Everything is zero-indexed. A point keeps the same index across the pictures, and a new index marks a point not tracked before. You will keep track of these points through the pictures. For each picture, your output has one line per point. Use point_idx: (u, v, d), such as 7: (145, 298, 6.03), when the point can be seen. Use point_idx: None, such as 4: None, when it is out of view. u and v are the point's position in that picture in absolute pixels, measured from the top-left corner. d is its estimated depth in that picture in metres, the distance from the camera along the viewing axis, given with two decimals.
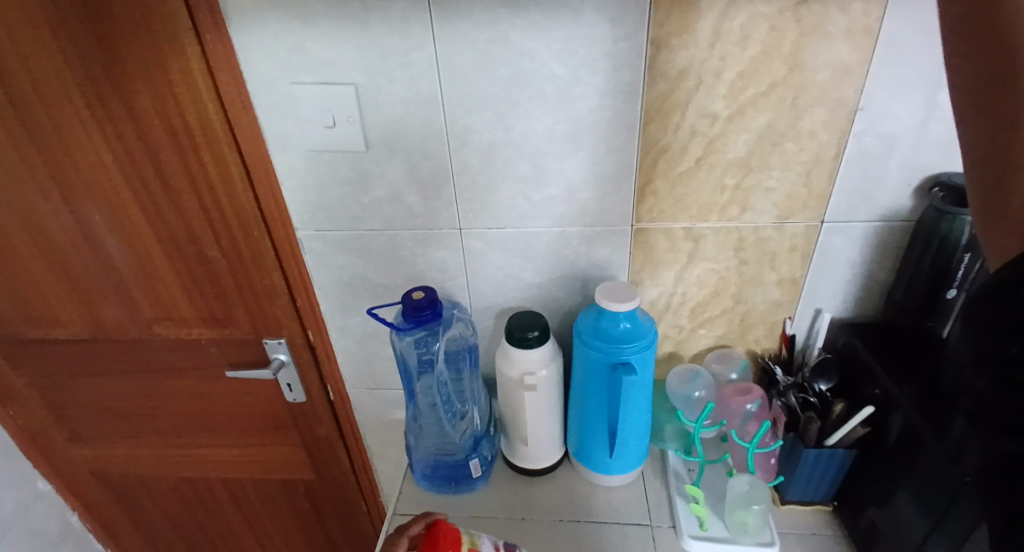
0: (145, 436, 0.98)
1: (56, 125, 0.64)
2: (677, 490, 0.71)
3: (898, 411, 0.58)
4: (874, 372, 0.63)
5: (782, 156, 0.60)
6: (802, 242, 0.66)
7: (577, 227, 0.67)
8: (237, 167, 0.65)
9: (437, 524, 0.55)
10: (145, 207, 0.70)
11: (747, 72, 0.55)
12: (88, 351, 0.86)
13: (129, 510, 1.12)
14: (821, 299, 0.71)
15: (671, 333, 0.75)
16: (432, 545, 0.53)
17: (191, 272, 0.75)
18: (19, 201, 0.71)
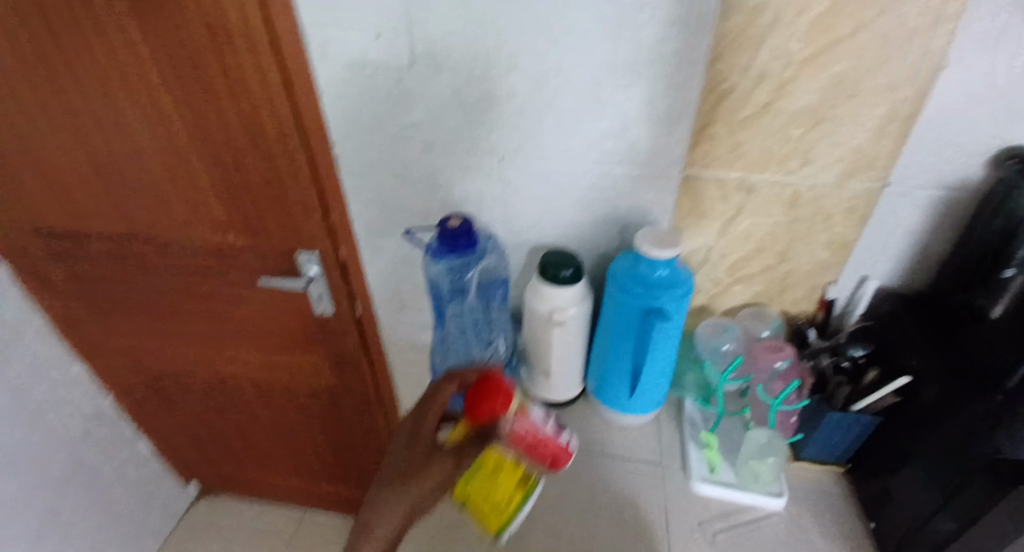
0: (180, 336, 1.03)
1: (90, 17, 0.61)
2: (693, 436, 0.73)
3: (935, 387, 0.57)
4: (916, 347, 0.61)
5: (854, 109, 0.55)
6: (860, 203, 0.62)
7: (623, 167, 0.64)
8: (274, 75, 0.62)
9: (492, 379, 0.58)
10: (182, 108, 0.68)
11: (830, 10, 0.49)
12: (126, 250, 0.89)
13: (163, 401, 1.20)
14: (868, 266, 0.68)
15: (706, 286, 0.73)
16: (485, 400, 0.56)
17: (227, 180, 0.75)
18: (56, 93, 0.70)
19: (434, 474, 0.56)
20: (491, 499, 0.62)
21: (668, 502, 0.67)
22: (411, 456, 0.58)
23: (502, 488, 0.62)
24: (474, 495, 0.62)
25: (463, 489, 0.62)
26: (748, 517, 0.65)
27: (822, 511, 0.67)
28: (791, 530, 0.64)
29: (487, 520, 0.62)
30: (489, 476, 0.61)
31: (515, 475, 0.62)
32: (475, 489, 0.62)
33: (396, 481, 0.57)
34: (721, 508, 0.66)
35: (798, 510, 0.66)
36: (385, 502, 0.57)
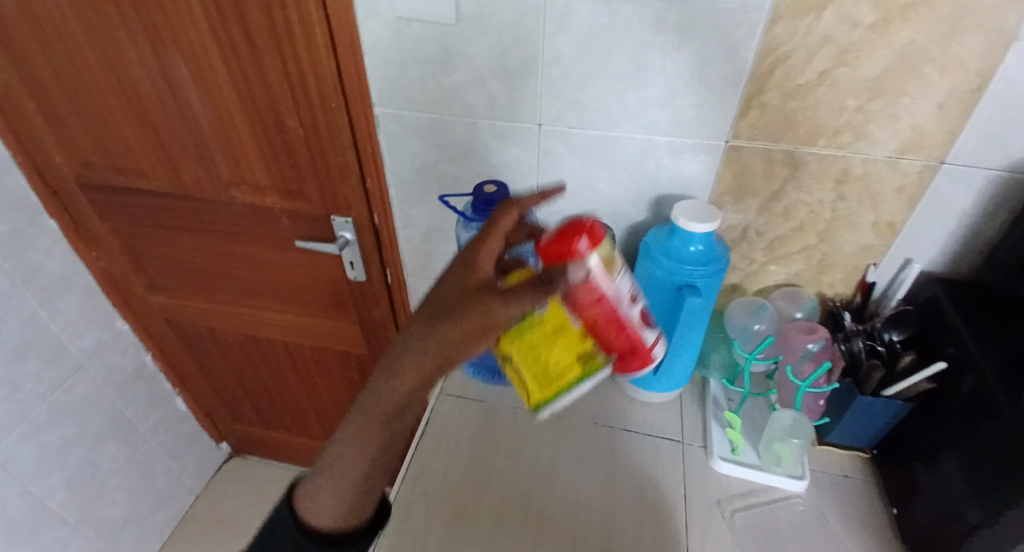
0: (216, 295, 1.06)
1: None
2: (715, 415, 0.72)
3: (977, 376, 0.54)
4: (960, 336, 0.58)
5: (918, 81, 0.53)
6: (912, 183, 0.60)
7: (666, 137, 0.63)
8: (321, 31, 0.63)
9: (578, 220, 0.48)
10: (228, 62, 0.69)
11: None
12: (169, 207, 0.91)
13: (198, 358, 1.24)
14: (913, 249, 0.66)
15: (740, 265, 0.72)
16: (561, 239, 0.47)
17: (270, 139, 0.77)
18: (108, 46, 0.72)
19: (474, 318, 0.48)
20: (543, 361, 0.53)
21: (687, 479, 0.67)
22: (452, 300, 0.49)
23: (557, 355, 0.52)
24: (522, 355, 0.53)
25: (510, 345, 0.54)
26: (768, 498, 0.65)
27: (844, 496, 0.66)
28: (812, 513, 0.64)
29: (531, 386, 0.55)
30: (547, 336, 0.52)
31: (578, 344, 0.51)
32: (523, 349, 0.53)
33: (424, 322, 0.48)
34: (741, 487, 0.66)
35: (820, 494, 0.66)
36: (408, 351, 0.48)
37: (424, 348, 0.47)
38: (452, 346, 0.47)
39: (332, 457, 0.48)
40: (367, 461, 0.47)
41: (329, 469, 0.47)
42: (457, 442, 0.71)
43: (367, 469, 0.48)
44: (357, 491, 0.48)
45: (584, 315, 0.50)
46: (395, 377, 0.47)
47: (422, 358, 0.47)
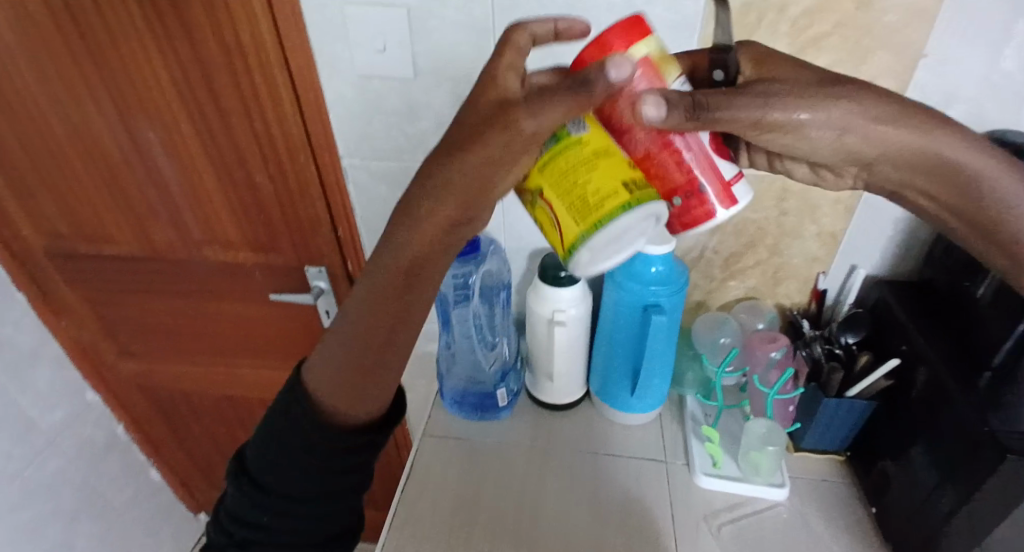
0: (190, 356, 1.04)
1: (113, 39, 0.65)
2: (694, 431, 0.74)
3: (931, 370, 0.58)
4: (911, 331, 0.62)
5: None
6: (847, 194, 0.65)
7: None
8: (287, 91, 0.68)
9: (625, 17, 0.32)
10: (196, 125, 0.72)
11: (813, 10, 0.53)
12: (139, 270, 0.91)
13: (173, 423, 1.21)
14: (857, 255, 0.71)
15: (701, 283, 0.76)
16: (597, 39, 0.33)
17: (239, 196, 0.79)
18: (76, 117, 0.74)
19: (509, 136, 0.32)
20: (570, 194, 0.33)
21: (673, 498, 0.67)
22: (473, 119, 0.33)
23: (596, 183, 0.33)
24: (552, 186, 0.35)
25: (538, 174, 0.35)
26: (752, 510, 0.66)
27: (825, 500, 0.67)
28: (795, 520, 0.65)
29: (568, 229, 0.34)
30: (585, 160, 0.33)
31: (620, 167, 0.33)
32: (555, 175, 0.34)
33: (444, 156, 0.32)
34: (726, 501, 0.67)
35: (801, 501, 0.67)
36: (430, 179, 0.32)
37: (449, 182, 0.32)
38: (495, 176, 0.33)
39: (325, 355, 0.34)
40: (371, 355, 0.33)
41: (324, 363, 0.34)
42: (442, 483, 0.71)
43: (367, 371, 0.34)
44: (363, 390, 0.34)
45: (634, 141, 0.35)
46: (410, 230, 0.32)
47: (450, 197, 0.32)
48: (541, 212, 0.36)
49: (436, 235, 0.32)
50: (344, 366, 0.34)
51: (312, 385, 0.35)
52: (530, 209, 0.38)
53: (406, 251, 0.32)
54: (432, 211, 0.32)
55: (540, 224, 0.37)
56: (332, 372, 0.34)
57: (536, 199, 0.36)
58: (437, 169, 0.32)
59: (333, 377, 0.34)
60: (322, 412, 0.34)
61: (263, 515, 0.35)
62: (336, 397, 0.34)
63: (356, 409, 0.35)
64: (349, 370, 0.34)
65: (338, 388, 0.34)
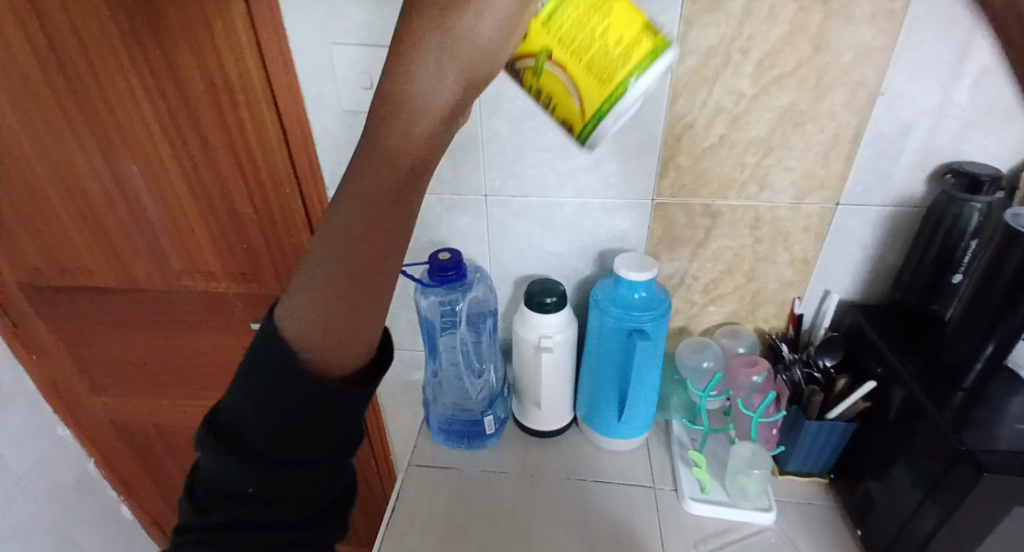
0: (168, 390, 1.02)
1: (97, 75, 0.66)
2: (681, 456, 0.74)
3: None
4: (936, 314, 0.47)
5: (802, 136, 0.62)
6: (816, 221, 0.68)
7: (598, 199, 0.69)
8: (273, 125, 0.69)
9: None
10: (180, 159, 0.73)
11: (774, 51, 0.57)
12: (116, 303, 0.90)
13: (147, 460, 1.17)
14: (830, 280, 0.73)
15: (683, 308, 0.78)
16: None
17: (223, 227, 0.79)
18: (56, 152, 0.74)
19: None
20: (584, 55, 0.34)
21: (662, 525, 0.67)
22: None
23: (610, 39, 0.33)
24: (562, 46, 0.34)
25: (542, 31, 0.33)
26: (741, 534, 0.66)
27: (811, 522, 0.68)
28: (783, 543, 0.66)
29: (588, 96, 0.35)
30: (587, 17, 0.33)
31: (632, 18, 0.33)
32: (562, 31, 0.33)
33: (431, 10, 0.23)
34: (714, 526, 0.67)
35: (788, 524, 0.68)
36: (412, 44, 0.24)
37: (447, 48, 0.24)
38: (503, 46, 0.25)
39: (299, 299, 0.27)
40: (364, 279, 0.26)
41: (302, 298, 0.27)
42: (429, 516, 0.69)
43: (360, 299, 0.26)
44: (354, 325, 0.27)
45: None
46: (408, 114, 0.24)
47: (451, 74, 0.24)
48: (549, 77, 0.35)
49: (436, 116, 0.25)
50: (331, 295, 0.26)
51: (287, 329, 0.28)
52: (531, 77, 0.36)
53: (399, 138, 0.25)
54: (430, 85, 0.24)
55: (543, 89, 0.36)
56: (312, 307, 0.26)
57: (542, 64, 0.35)
58: (426, 36, 0.24)
59: (318, 314, 0.27)
60: (303, 359, 0.28)
61: (247, 483, 0.28)
62: (324, 338, 0.27)
63: (351, 354, 0.28)
64: (338, 299, 0.26)
65: (324, 332, 0.27)
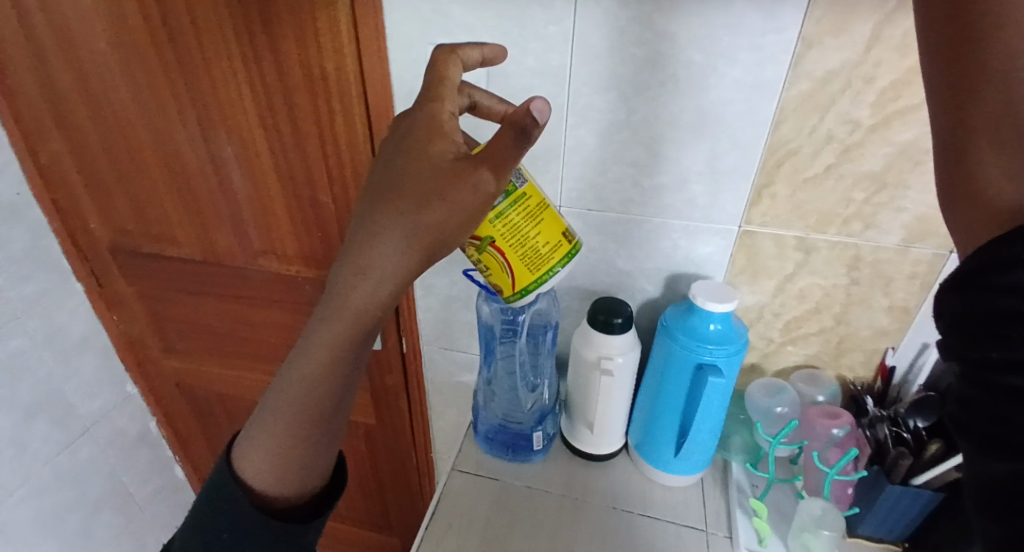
0: (231, 359, 1.06)
1: (206, 58, 0.69)
2: (740, 502, 0.70)
3: (975, 448, 0.23)
4: (972, 278, 0.26)
5: (921, 176, 0.56)
6: (924, 270, 0.62)
7: (680, 220, 0.66)
8: (361, 120, 0.70)
9: None
10: (271, 144, 0.75)
11: (899, 82, 0.52)
12: (193, 272, 0.94)
13: (203, 422, 1.22)
14: (930, 333, 0.66)
15: (758, 344, 0.73)
16: None
17: (301, 212, 0.81)
18: (159, 124, 0.78)
19: (469, 192, 0.36)
20: (524, 242, 0.50)
21: None
22: (428, 170, 0.37)
23: (541, 235, 0.51)
24: (504, 238, 0.50)
25: (492, 227, 0.49)
26: None
27: None
28: None
29: (518, 271, 0.51)
30: (527, 218, 0.50)
31: (556, 225, 0.52)
32: (505, 227, 0.50)
33: (403, 205, 0.36)
34: None
35: None
36: (380, 227, 0.36)
37: (410, 233, 0.36)
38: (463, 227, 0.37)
39: (255, 445, 0.40)
40: (313, 414, 0.39)
41: (262, 433, 0.40)
42: (468, 523, 0.68)
43: (307, 433, 0.40)
44: (300, 458, 0.40)
45: None
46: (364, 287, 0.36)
47: (414, 246, 0.36)
48: (491, 255, 0.51)
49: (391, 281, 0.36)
50: (287, 434, 0.39)
51: (247, 468, 0.40)
52: (474, 251, 0.52)
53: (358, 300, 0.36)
54: (387, 261, 0.36)
55: (486, 261, 0.51)
56: (271, 442, 0.40)
57: (485, 246, 0.50)
58: (398, 220, 0.36)
59: (264, 454, 0.40)
60: (257, 485, 0.40)
61: None
62: (275, 469, 0.40)
63: (291, 483, 0.41)
64: (290, 434, 0.39)
65: (273, 464, 0.40)
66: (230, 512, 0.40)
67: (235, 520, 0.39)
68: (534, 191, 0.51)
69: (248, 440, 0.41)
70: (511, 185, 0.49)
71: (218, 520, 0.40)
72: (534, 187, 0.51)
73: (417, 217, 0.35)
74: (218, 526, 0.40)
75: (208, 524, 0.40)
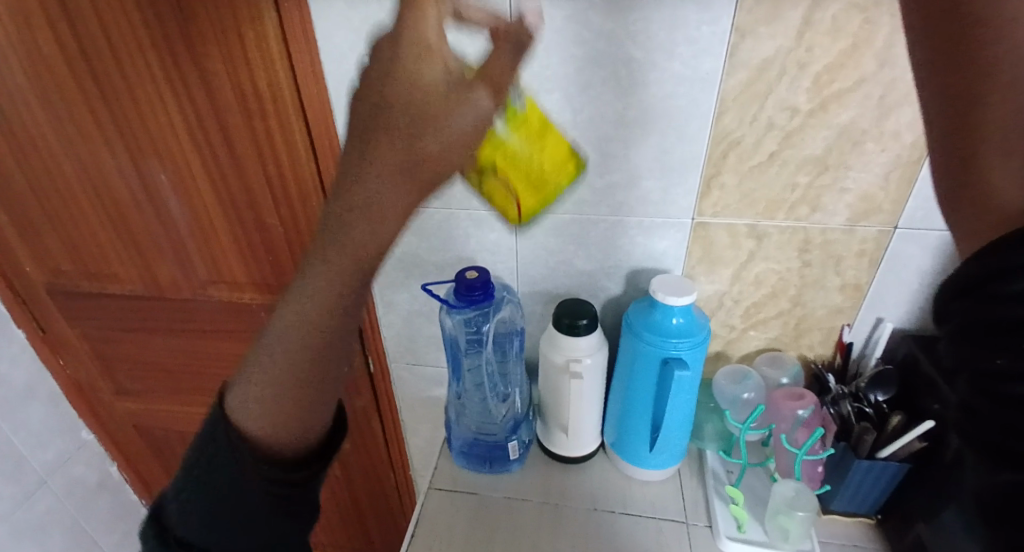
0: (189, 395, 1.01)
1: (128, 84, 0.65)
2: (718, 491, 0.70)
3: (983, 458, 0.24)
4: (973, 283, 0.25)
5: (861, 156, 0.58)
6: (871, 247, 0.64)
7: (634, 216, 0.66)
8: (301, 137, 0.67)
9: None
10: (208, 168, 0.71)
11: (834, 65, 0.53)
12: (139, 308, 0.89)
13: (166, 464, 1.16)
14: (883, 308, 0.68)
15: (721, 332, 0.74)
16: None
17: (247, 236, 0.78)
18: (84, 155, 0.73)
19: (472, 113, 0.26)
20: (528, 164, 0.60)
21: None
22: (411, 89, 0.25)
23: (547, 157, 0.60)
24: (508, 160, 0.58)
25: (495, 152, 0.57)
26: None
27: None
28: None
29: (522, 199, 0.64)
30: (529, 141, 0.58)
31: (561, 145, 0.60)
32: (509, 150, 0.58)
33: (390, 134, 0.25)
34: None
35: None
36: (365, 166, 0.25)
37: (402, 172, 0.26)
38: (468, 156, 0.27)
39: (247, 398, 0.31)
40: (311, 370, 0.30)
41: (254, 387, 0.30)
42: (448, 541, 0.67)
43: (321, 397, 0.31)
44: (302, 413, 0.31)
45: None
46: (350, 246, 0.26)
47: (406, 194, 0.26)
48: (497, 181, 0.62)
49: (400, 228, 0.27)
50: (284, 391, 0.30)
51: (242, 421, 0.31)
52: (483, 177, 0.62)
53: (367, 254, 0.27)
54: (374, 207, 0.26)
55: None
56: (274, 410, 0.30)
57: (493, 172, 0.61)
58: (383, 156, 0.25)
59: (260, 409, 0.31)
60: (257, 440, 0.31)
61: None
62: (274, 424, 0.31)
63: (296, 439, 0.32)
64: (288, 388, 0.30)
65: (272, 420, 0.31)
66: (231, 494, 0.32)
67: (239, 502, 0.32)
68: (531, 108, 0.58)
69: (240, 394, 0.31)
70: (513, 104, 0.53)
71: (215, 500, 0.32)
72: (531, 103, 0.58)
73: (414, 147, 0.25)
74: (219, 507, 0.32)
75: (205, 502, 0.32)
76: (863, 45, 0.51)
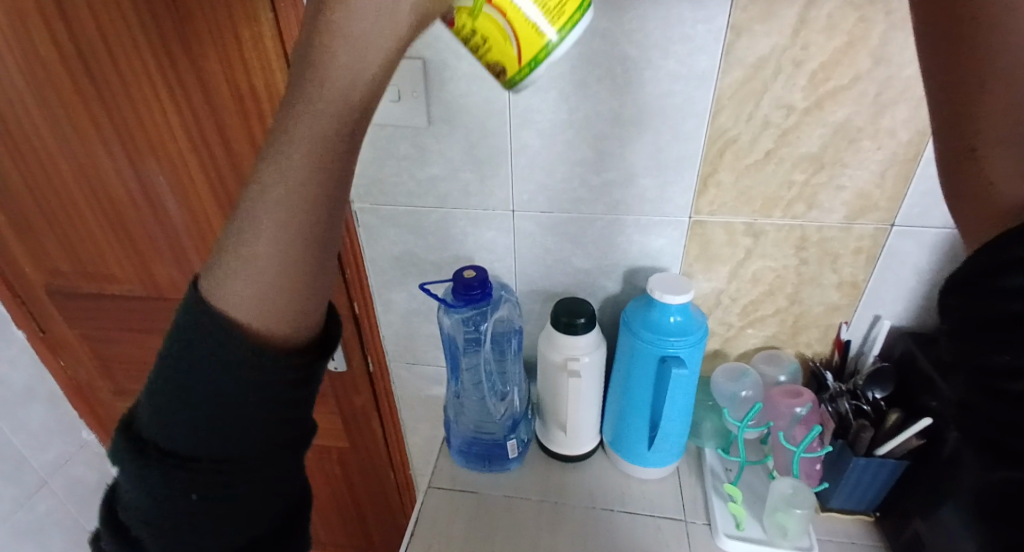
0: None
1: (125, 84, 0.65)
2: (716, 488, 0.70)
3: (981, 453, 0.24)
4: (970, 279, 0.25)
5: (857, 154, 0.58)
6: (868, 244, 0.64)
7: (632, 215, 0.66)
8: None
9: None
10: (205, 167, 0.72)
11: (830, 63, 0.53)
12: (138, 309, 0.89)
13: None
14: (880, 305, 0.68)
15: (718, 330, 0.74)
16: None
17: None
18: (82, 156, 0.73)
19: None
20: None
21: None
22: None
23: None
24: None
25: None
26: None
27: None
28: None
29: None
30: None
31: None
32: None
33: None
34: None
35: None
36: None
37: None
38: None
39: (228, 266, 0.22)
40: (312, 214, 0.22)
41: (236, 251, 0.22)
42: (448, 539, 0.67)
43: (320, 277, 0.24)
44: (304, 279, 0.23)
45: None
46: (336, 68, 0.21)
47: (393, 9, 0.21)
48: None
49: (392, 61, 0.22)
50: (281, 243, 0.22)
51: (221, 299, 0.23)
52: None
53: (367, 72, 0.22)
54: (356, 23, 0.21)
55: (475, 33, 0.33)
56: (262, 291, 0.22)
57: None
58: None
59: (246, 280, 0.22)
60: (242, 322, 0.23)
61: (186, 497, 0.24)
62: (268, 293, 0.22)
63: (294, 319, 0.24)
64: (284, 238, 0.22)
65: (265, 291, 0.22)
66: (221, 414, 0.23)
67: (233, 425, 0.24)
68: None
69: (214, 275, 0.23)
70: None
71: (198, 425, 0.23)
72: None
73: None
74: (207, 432, 0.23)
75: (168, 432, 0.24)
76: (858, 42, 0.51)
